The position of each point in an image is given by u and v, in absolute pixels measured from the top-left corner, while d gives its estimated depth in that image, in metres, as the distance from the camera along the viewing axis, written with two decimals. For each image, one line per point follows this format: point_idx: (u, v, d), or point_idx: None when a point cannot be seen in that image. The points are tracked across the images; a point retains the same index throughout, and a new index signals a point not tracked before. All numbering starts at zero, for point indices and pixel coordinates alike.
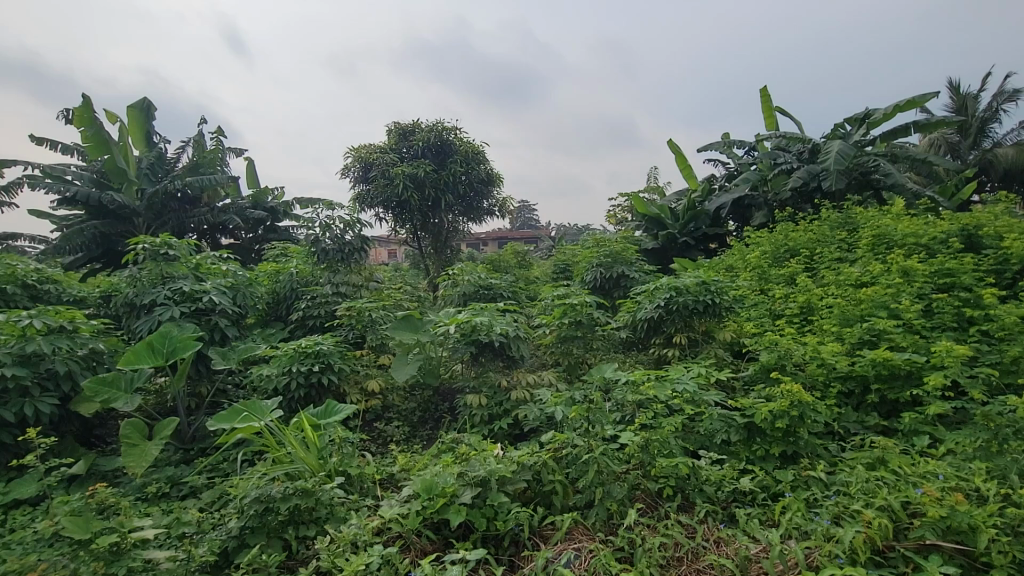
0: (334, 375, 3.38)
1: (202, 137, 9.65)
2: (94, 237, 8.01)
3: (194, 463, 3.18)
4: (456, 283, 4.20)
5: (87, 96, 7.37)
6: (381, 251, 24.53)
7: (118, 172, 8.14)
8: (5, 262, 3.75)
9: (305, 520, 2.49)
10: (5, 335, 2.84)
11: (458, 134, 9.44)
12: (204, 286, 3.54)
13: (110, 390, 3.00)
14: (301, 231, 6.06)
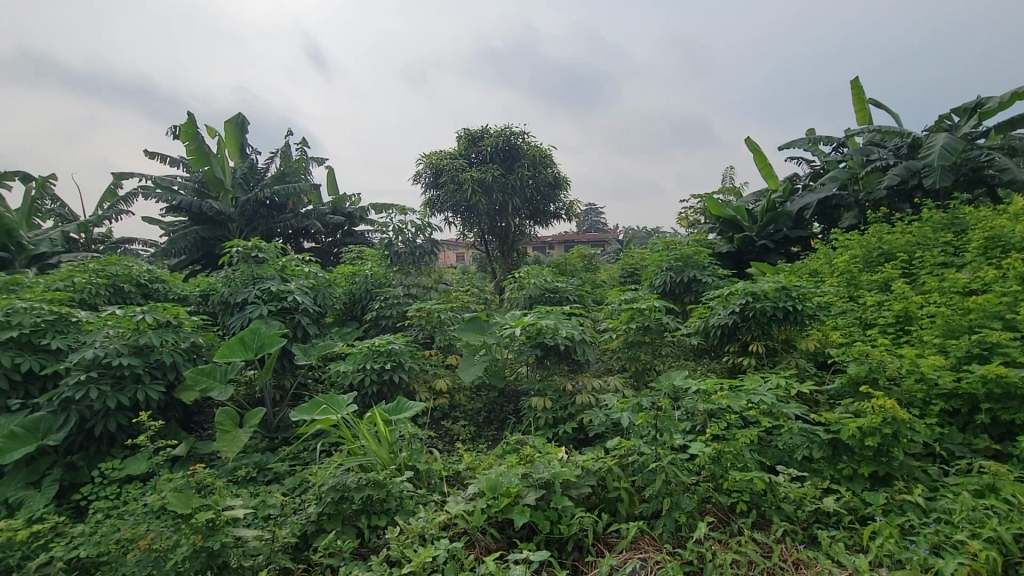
0: (405, 373, 3.51)
1: (287, 148, 10.39)
2: (196, 241, 8.86)
3: (278, 451, 3.41)
4: (523, 286, 4.25)
5: (191, 113, 8.14)
6: (449, 255, 25.22)
7: (216, 182, 8.95)
8: (125, 264, 4.23)
9: (376, 510, 2.61)
10: (123, 328, 3.20)
11: (525, 138, 9.53)
12: (289, 286, 3.81)
13: (208, 380, 3.29)
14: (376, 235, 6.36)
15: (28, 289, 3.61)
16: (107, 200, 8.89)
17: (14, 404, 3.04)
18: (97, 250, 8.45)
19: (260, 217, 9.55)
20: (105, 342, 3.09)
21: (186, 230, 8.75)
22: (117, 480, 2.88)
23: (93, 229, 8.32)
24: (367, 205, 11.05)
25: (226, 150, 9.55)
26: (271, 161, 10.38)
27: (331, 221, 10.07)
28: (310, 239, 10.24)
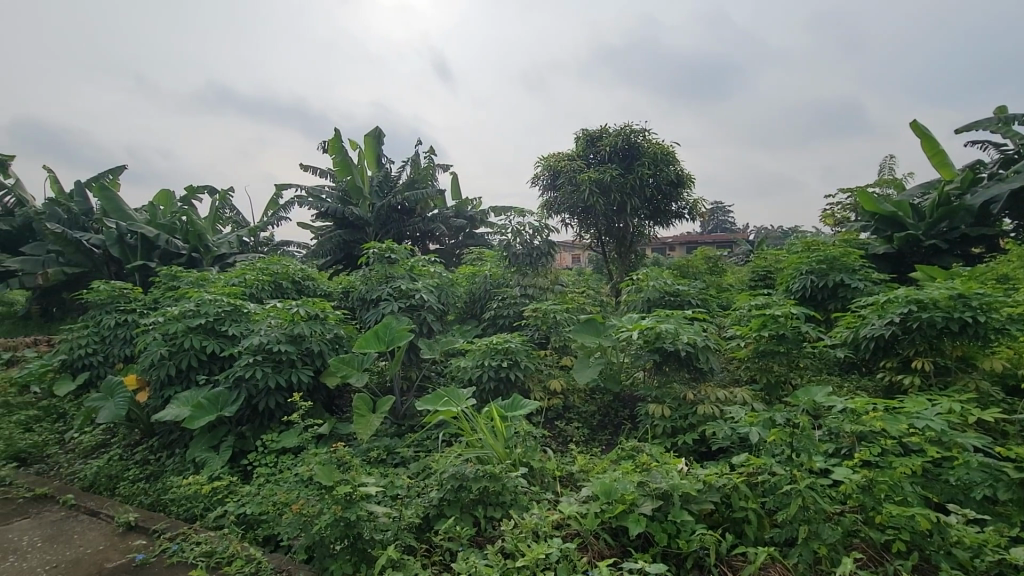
0: (521, 372, 3.60)
1: (417, 157, 11.21)
2: (340, 244, 9.94)
3: (405, 437, 3.69)
4: (641, 288, 4.12)
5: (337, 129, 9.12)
6: (565, 257, 25.30)
7: (356, 190, 9.92)
8: (283, 263, 4.86)
9: (492, 502, 2.71)
10: (282, 319, 3.68)
11: (646, 136, 9.25)
12: (416, 285, 4.10)
13: (347, 368, 3.66)
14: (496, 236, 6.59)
15: (213, 284, 4.31)
16: (270, 209, 10.31)
17: (201, 379, 3.64)
18: (263, 252, 9.85)
19: (392, 221, 10.48)
20: (268, 330, 3.59)
21: (331, 234, 9.86)
22: (274, 450, 3.31)
23: (260, 234, 9.72)
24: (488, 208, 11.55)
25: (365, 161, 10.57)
26: (402, 169, 11.27)
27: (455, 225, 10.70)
28: (435, 241, 10.91)
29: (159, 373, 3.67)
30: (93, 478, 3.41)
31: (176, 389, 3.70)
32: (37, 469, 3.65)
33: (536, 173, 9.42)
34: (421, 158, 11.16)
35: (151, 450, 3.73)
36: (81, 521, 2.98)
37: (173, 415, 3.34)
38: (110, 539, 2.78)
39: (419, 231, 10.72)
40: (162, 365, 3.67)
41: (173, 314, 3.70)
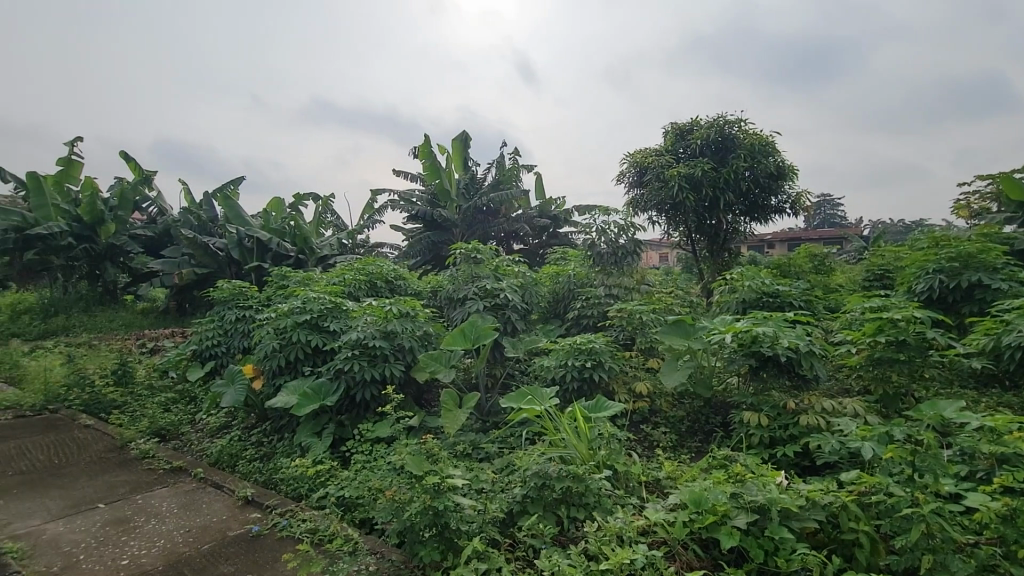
0: (605, 373, 3.55)
1: (501, 158, 11.43)
2: (429, 245, 10.42)
3: (489, 433, 3.78)
4: (735, 289, 3.90)
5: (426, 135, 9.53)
6: (652, 256, 24.55)
7: (444, 193, 10.28)
8: (378, 264, 5.18)
9: (575, 502, 2.70)
10: (377, 316, 3.93)
11: (743, 126, 8.71)
12: (501, 285, 4.18)
13: (436, 363, 3.81)
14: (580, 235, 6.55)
15: (318, 283, 4.69)
16: (366, 213, 11.01)
17: (306, 370, 3.98)
18: (359, 253, 10.56)
19: (478, 222, 10.83)
20: (364, 327, 3.84)
21: (421, 236, 10.35)
22: (369, 439, 3.54)
23: (357, 236, 10.42)
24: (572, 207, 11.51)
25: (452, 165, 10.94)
26: (488, 171, 11.55)
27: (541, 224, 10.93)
28: (519, 241, 11.11)
29: (271, 364, 4.06)
30: (217, 455, 3.84)
31: (285, 378, 4.07)
32: (174, 444, 4.18)
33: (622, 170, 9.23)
34: (506, 160, 11.37)
35: (265, 433, 4.13)
36: (208, 492, 3.37)
37: (283, 402, 3.68)
38: (231, 510, 3.12)
39: (503, 231, 10.96)
40: (274, 356, 4.06)
41: (283, 310, 4.08)
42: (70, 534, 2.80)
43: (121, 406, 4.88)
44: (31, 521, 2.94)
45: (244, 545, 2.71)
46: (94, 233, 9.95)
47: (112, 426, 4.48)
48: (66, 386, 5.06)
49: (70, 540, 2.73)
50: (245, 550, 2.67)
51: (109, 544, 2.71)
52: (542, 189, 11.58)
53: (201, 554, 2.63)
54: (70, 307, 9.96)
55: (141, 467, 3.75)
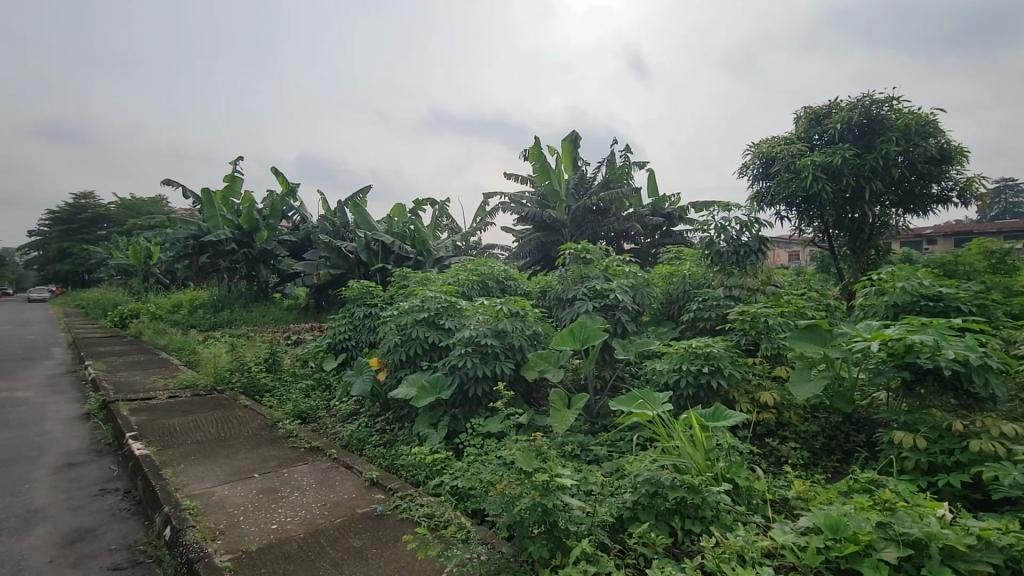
0: (724, 380, 3.33)
1: (612, 156, 11.26)
2: (539, 245, 10.60)
3: (598, 436, 3.73)
4: (883, 291, 3.45)
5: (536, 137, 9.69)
6: (780, 254, 22.49)
7: (554, 194, 10.39)
8: (489, 264, 5.36)
9: (691, 515, 2.57)
10: (489, 316, 4.07)
11: (894, 106, 7.64)
12: (612, 285, 4.11)
13: (545, 363, 3.84)
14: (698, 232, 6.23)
15: (435, 283, 4.97)
16: (479, 215, 11.46)
17: (424, 365, 4.23)
18: (472, 254, 11.03)
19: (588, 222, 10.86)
20: (477, 325, 3.99)
21: (532, 237, 10.54)
22: (481, 433, 3.67)
23: (470, 238, 10.90)
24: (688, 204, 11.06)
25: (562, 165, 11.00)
26: (598, 170, 11.46)
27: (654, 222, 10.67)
28: (630, 240, 10.93)
29: (393, 357, 4.38)
30: (348, 439, 4.24)
31: (406, 371, 4.36)
32: (313, 426, 4.69)
33: (745, 162, 8.61)
34: (617, 158, 11.19)
35: (388, 421, 4.48)
36: (340, 471, 3.74)
37: (404, 394, 3.95)
38: (360, 489, 3.42)
39: (613, 231, 10.77)
40: (396, 351, 4.37)
41: (405, 308, 4.40)
42: (233, 498, 3.27)
43: (271, 389, 5.59)
44: (205, 483, 3.48)
45: (370, 522, 2.96)
46: (251, 239, 11.53)
47: (265, 407, 5.15)
48: (230, 370, 5.92)
49: (233, 503, 3.19)
50: (371, 526, 2.92)
51: (262, 509, 3.12)
52: (655, 185, 11.23)
53: (335, 526, 2.92)
54: (233, 303, 11.64)
55: (286, 444, 4.27)
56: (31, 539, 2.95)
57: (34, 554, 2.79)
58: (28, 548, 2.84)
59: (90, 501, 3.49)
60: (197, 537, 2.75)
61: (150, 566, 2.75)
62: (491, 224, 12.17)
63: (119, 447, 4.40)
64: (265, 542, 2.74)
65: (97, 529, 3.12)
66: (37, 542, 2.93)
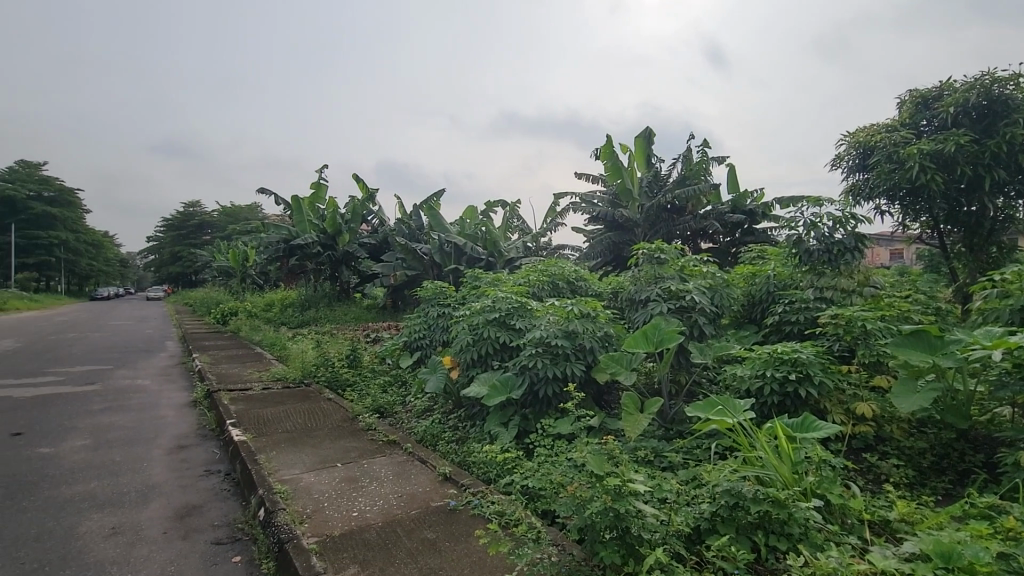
0: (813, 389, 3.10)
1: (689, 152, 10.87)
2: (611, 245, 10.43)
3: (673, 442, 3.60)
4: (1007, 293, 3.06)
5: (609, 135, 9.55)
6: (880, 252, 20.60)
7: (627, 192, 10.20)
8: (560, 265, 5.35)
9: (776, 530, 2.41)
10: (559, 317, 4.06)
11: (1021, 83, 6.80)
12: (688, 286, 3.96)
13: (617, 365, 3.76)
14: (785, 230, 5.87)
15: (506, 283, 5.04)
16: (549, 216, 11.47)
17: (496, 364, 4.28)
18: (543, 255, 11.04)
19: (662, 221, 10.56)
20: (547, 326, 3.98)
21: (603, 237, 10.39)
22: (551, 435, 3.65)
23: (540, 239, 10.92)
24: (772, 199, 10.57)
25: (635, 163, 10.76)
26: (674, 167, 11.12)
27: (734, 219, 10.15)
28: (708, 240, 10.66)
29: (465, 356, 4.48)
30: (422, 434, 4.39)
31: (477, 370, 4.43)
32: (390, 420, 4.90)
33: (840, 153, 8.02)
34: (694, 153, 10.78)
35: (461, 418, 4.58)
36: (415, 464, 3.87)
37: (476, 392, 4.02)
38: (434, 483, 3.53)
39: (690, 230, 10.39)
40: (468, 350, 4.46)
41: (477, 308, 4.50)
42: (318, 485, 3.49)
43: (352, 384, 5.91)
44: (294, 469, 3.75)
45: (444, 516, 3.05)
46: (334, 242, 12.27)
47: (346, 401, 5.45)
48: (316, 365, 6.33)
49: (319, 489, 3.41)
50: (444, 520, 3.00)
51: (344, 497, 3.30)
52: (736, 181, 10.74)
53: (411, 517, 3.03)
54: (318, 302, 12.45)
55: (366, 436, 4.49)
56: (150, 511, 3.31)
57: (151, 525, 3.13)
58: (146, 519, 3.20)
59: (197, 480, 3.87)
60: (287, 519, 2.96)
61: (247, 543, 2.99)
62: (562, 225, 12.14)
63: (221, 433, 4.84)
64: (346, 528, 2.89)
65: (203, 506, 3.45)
66: (153, 514, 3.29)
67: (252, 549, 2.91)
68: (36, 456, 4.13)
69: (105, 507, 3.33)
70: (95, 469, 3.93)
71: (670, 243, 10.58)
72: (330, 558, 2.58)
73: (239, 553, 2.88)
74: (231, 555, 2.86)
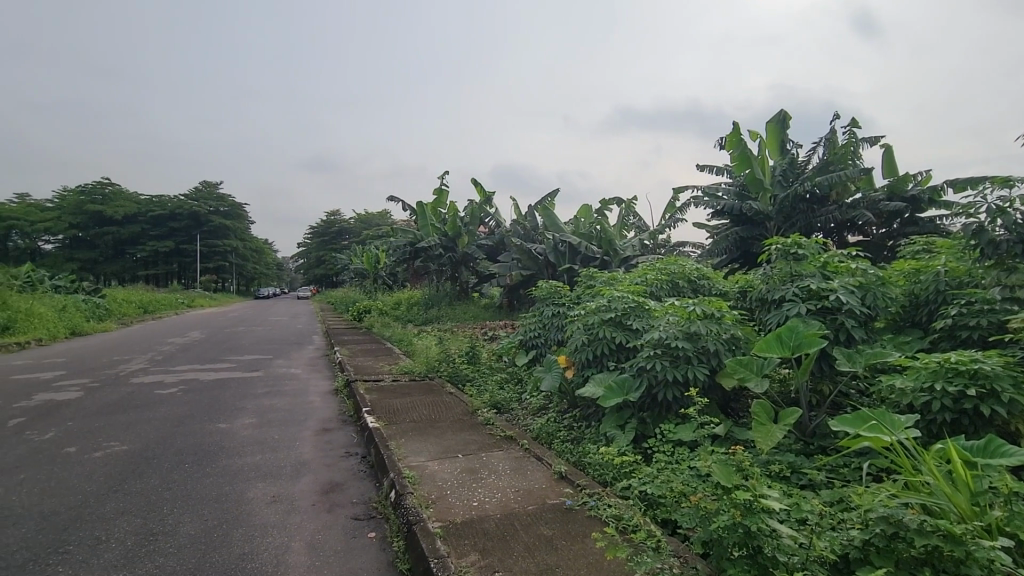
0: (1000, 407, 2.60)
1: (832, 134, 9.77)
2: (737, 241, 9.71)
3: (813, 458, 3.24)
4: None
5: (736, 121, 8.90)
6: None
7: (757, 183, 9.43)
8: (680, 263, 5.09)
9: (948, 570, 2.05)
10: (680, 318, 3.86)
11: None
12: (832, 285, 3.54)
13: (745, 370, 3.47)
14: (960, 217, 5.02)
15: (622, 283, 4.92)
16: (668, 212, 11.01)
17: (612, 365, 4.19)
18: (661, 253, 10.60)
19: (799, 212, 9.60)
20: (667, 327, 3.82)
21: (728, 232, 9.69)
22: (672, 441, 3.48)
23: (658, 236, 10.50)
24: (944, 182, 9.18)
25: (767, 150, 9.95)
26: (814, 153, 10.08)
27: (889, 208, 8.91)
28: (859, 232, 9.70)
29: (581, 356, 4.44)
30: (537, 432, 4.45)
31: (593, 370, 4.37)
32: (507, 416, 5.04)
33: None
34: (839, 135, 9.66)
35: (576, 418, 4.56)
36: (531, 461, 3.94)
37: (591, 393, 3.94)
38: (549, 481, 3.55)
39: (833, 220, 9.49)
40: (583, 349, 4.42)
41: (592, 308, 4.45)
42: (442, 473, 3.70)
43: (472, 380, 6.20)
44: (420, 457, 4.02)
45: (560, 514, 3.05)
46: (454, 244, 12.97)
47: (467, 395, 5.74)
48: (439, 360, 6.74)
49: (442, 478, 3.62)
50: (561, 518, 3.01)
51: (465, 487, 3.47)
52: (893, 163, 9.46)
53: (528, 512, 3.09)
54: (440, 302, 13.25)
55: (484, 431, 4.67)
56: (302, 485, 3.77)
57: (303, 497, 3.57)
58: (299, 492, 3.65)
59: (339, 460, 4.33)
60: (414, 502, 3.18)
61: (380, 521, 3.27)
62: (682, 221, 11.60)
63: (358, 419, 5.36)
64: (467, 517, 3.03)
65: (344, 483, 3.85)
66: (304, 487, 3.74)
67: (384, 527, 3.18)
68: (217, 430, 4.92)
69: (268, 478, 3.86)
70: (260, 445, 4.58)
71: (810, 237, 9.62)
72: (453, 543, 2.73)
73: (374, 529, 3.16)
74: (367, 531, 3.15)
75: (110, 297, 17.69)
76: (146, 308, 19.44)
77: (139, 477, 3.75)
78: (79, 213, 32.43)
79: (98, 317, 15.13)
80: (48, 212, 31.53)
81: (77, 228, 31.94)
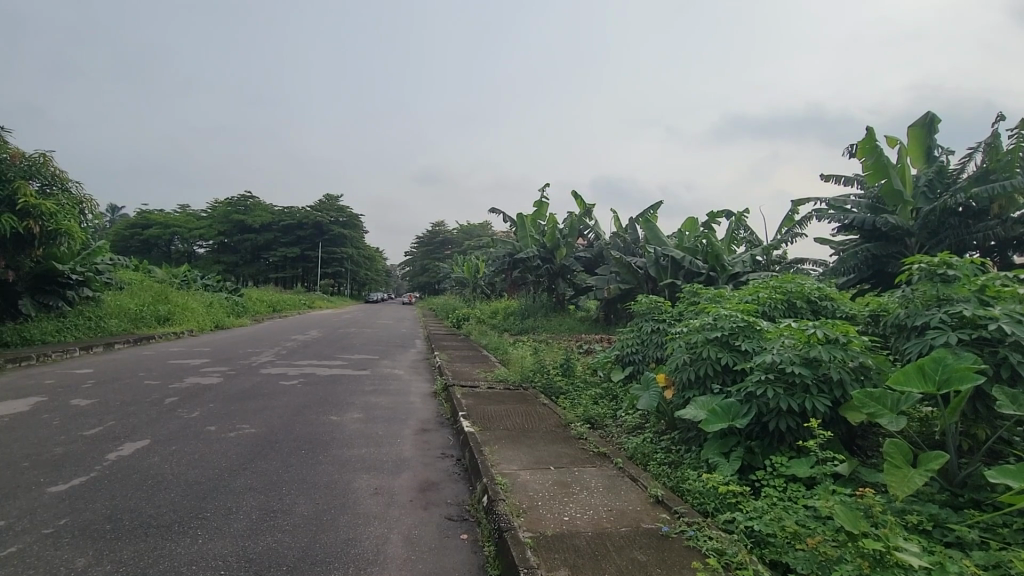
0: None
1: (994, 139, 8.51)
2: (866, 259, 8.72)
3: (963, 511, 2.78)
4: None
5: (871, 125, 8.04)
6: None
7: (894, 195, 8.44)
8: (799, 282, 4.70)
9: None
10: (798, 341, 3.55)
11: None
12: (992, 311, 3.05)
13: (877, 405, 3.08)
14: None
15: (730, 300, 4.64)
16: (786, 225, 10.18)
17: (715, 388, 3.91)
18: (775, 270, 9.82)
19: (947, 228, 8.44)
20: (782, 350, 3.52)
21: (857, 248, 8.70)
22: (784, 476, 3.17)
23: (772, 252, 9.74)
24: None
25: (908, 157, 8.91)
26: (970, 160, 8.84)
27: None
28: None
29: (682, 375, 4.22)
30: (633, 451, 4.31)
31: (694, 392, 4.13)
32: (601, 432, 4.95)
33: None
34: (1004, 140, 8.38)
35: (674, 441, 4.33)
36: (625, 481, 3.80)
37: (692, 414, 3.68)
38: (644, 504, 3.39)
39: (995, 238, 8.16)
40: (685, 369, 4.20)
41: (695, 326, 4.24)
42: (534, 483, 3.71)
43: (566, 392, 6.17)
44: (513, 465, 4.07)
45: (655, 541, 2.89)
46: (552, 255, 13.08)
47: (561, 408, 5.72)
48: (535, 370, 6.80)
49: (534, 488, 3.62)
50: (656, 544, 2.86)
51: (557, 500, 3.44)
52: None
53: (621, 534, 2.98)
54: (536, 312, 13.34)
55: (578, 445, 4.61)
56: (400, 481, 3.98)
57: (402, 492, 3.76)
58: (399, 487, 3.85)
59: (436, 460, 4.52)
60: (506, 509, 3.22)
61: (472, 524, 3.35)
62: (801, 236, 10.67)
63: (454, 423, 5.56)
64: (559, 530, 3.00)
65: (439, 483, 4.00)
66: (403, 483, 3.95)
67: (477, 530, 3.25)
68: (329, 422, 5.35)
69: (371, 471, 4.12)
70: (366, 439, 4.92)
71: (962, 256, 8.40)
72: (543, 556, 2.71)
73: (466, 531, 3.25)
74: (459, 532, 3.23)
75: (247, 296, 20.20)
76: (275, 306, 21.94)
77: (262, 459, 4.19)
78: (225, 221, 37.38)
79: (236, 312, 17.28)
80: (203, 221, 36.83)
81: (224, 235, 36.86)
